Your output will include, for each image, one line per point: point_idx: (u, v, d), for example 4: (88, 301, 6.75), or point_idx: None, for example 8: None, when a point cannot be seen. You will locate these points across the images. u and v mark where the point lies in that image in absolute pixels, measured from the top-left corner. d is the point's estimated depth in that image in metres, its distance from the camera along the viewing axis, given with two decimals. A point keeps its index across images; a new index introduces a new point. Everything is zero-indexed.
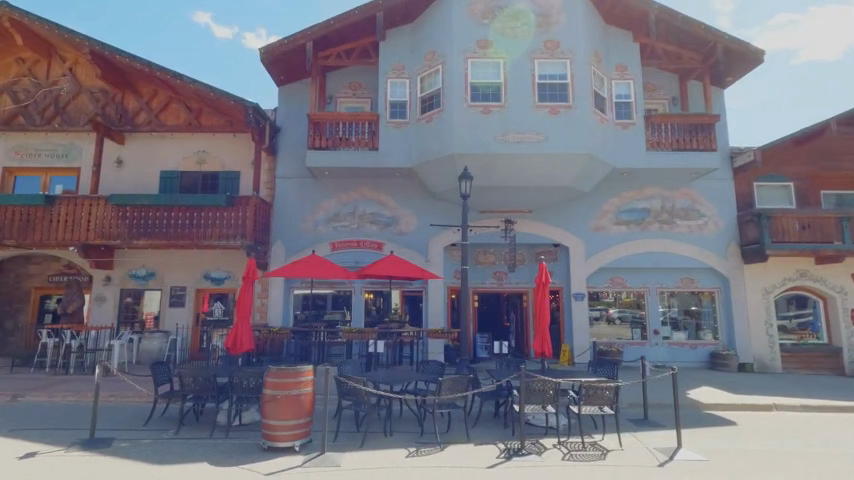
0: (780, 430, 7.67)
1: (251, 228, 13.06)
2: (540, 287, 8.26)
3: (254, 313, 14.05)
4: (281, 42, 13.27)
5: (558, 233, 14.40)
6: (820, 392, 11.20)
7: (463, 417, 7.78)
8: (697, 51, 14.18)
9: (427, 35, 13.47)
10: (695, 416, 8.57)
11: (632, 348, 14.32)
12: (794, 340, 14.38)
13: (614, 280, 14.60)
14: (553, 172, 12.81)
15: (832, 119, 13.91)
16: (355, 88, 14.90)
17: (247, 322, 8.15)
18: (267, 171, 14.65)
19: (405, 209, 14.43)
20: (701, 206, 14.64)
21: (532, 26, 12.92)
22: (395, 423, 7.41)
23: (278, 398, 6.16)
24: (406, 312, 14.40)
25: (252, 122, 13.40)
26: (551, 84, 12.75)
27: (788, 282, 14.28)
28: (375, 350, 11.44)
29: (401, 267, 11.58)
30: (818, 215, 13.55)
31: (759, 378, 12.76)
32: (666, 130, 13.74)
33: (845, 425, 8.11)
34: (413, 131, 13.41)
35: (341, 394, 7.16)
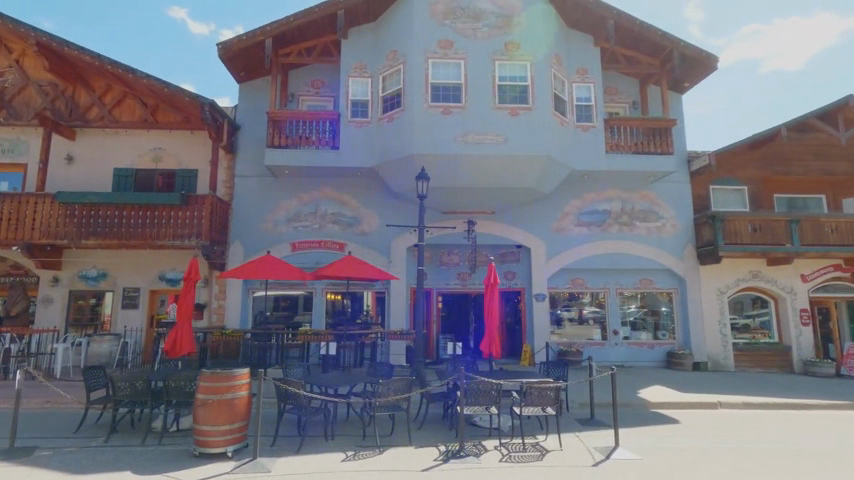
0: (720, 428, 7.85)
1: (207, 228, 12.72)
2: (489, 288, 8.23)
3: (210, 315, 13.70)
4: (239, 38, 12.99)
5: (520, 234, 14.50)
6: (766, 389, 11.55)
7: (409, 419, 7.70)
8: (655, 57, 14.50)
9: (389, 34, 13.39)
10: (643, 415, 8.71)
11: (591, 348, 14.52)
12: (747, 339, 14.77)
13: (575, 281, 14.78)
14: (513, 173, 12.88)
15: (782, 125, 14.38)
16: (318, 86, 14.70)
17: (189, 324, 7.89)
18: (226, 170, 14.33)
19: (368, 209, 14.28)
20: (659, 208, 14.93)
21: (493, 27, 12.96)
22: (338, 427, 7.29)
23: (210, 403, 5.97)
24: (378, 313, 14.27)
25: (208, 119, 13.06)
26: (512, 85, 12.82)
27: (741, 283, 14.70)
28: (330, 352, 11.29)
29: (358, 268, 11.43)
30: (769, 218, 13.98)
31: (712, 377, 13.07)
32: (624, 133, 13.97)
33: (783, 421, 8.34)
34: (374, 130, 13.30)
35: (282, 398, 6.90)
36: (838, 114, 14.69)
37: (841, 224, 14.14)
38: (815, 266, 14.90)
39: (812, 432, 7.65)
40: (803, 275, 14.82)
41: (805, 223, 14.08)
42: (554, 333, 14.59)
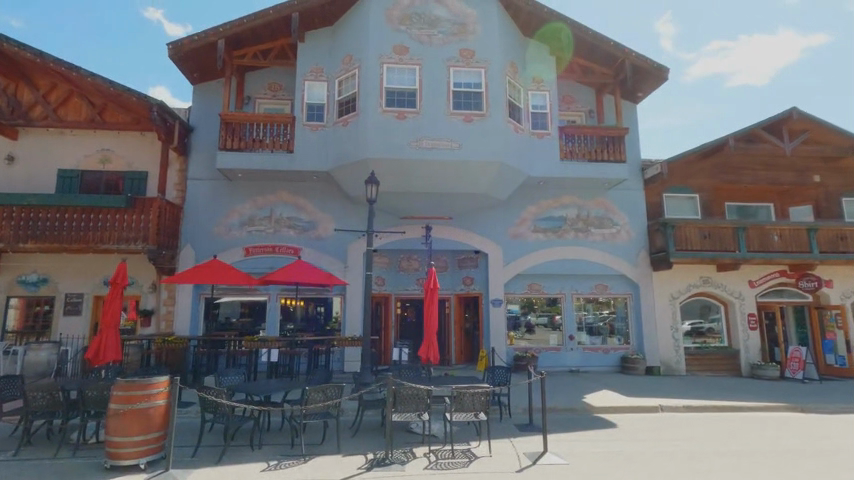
0: (655, 431, 7.96)
1: (154, 232, 12.34)
2: (428, 293, 8.17)
3: (159, 321, 13.29)
4: (191, 38, 12.74)
5: (478, 239, 14.54)
6: (710, 393, 11.80)
7: (344, 427, 7.55)
8: (609, 67, 14.83)
9: (345, 38, 13.33)
10: (583, 420, 8.78)
11: (547, 354, 14.64)
12: (698, 343, 15.09)
13: (531, 287, 14.89)
14: (468, 179, 12.93)
15: (730, 136, 14.86)
16: (275, 89, 14.51)
17: (115, 331, 7.60)
18: (178, 172, 14.01)
19: (324, 214, 14.10)
20: (614, 214, 15.21)
21: (449, 34, 13.05)
22: (267, 436, 7.12)
23: (122, 413, 5.71)
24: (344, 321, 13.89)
25: (157, 120, 12.69)
26: (466, 92, 12.90)
27: (693, 289, 15.03)
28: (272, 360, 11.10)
29: (307, 273, 11.24)
30: (718, 225, 14.37)
31: (662, 381, 13.29)
32: (580, 141, 14.18)
33: (717, 424, 8.50)
34: (329, 134, 13.18)
35: (205, 406, 6.67)
36: (783, 126, 15.27)
37: (785, 231, 14.63)
38: (762, 272, 15.38)
39: (742, 434, 7.81)
40: (751, 281, 15.27)
41: (751, 230, 14.53)
42: (510, 339, 14.64)
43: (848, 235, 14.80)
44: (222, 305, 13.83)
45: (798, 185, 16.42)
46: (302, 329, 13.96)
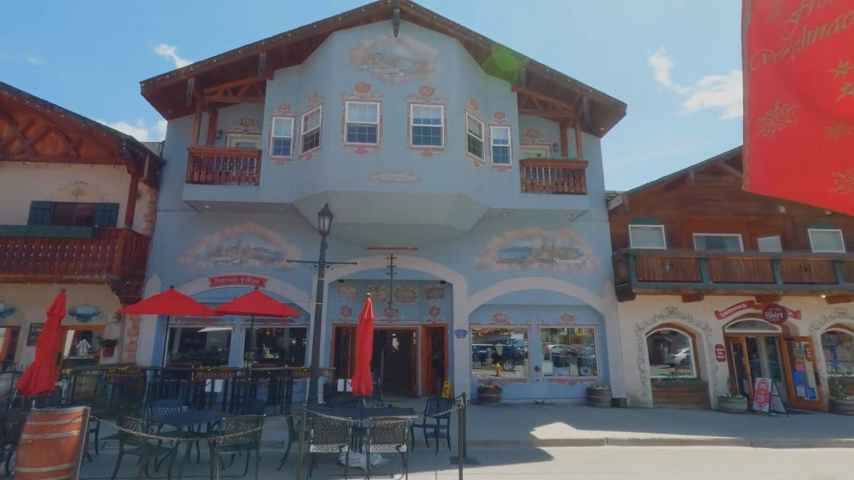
0: (589, 464, 7.92)
1: (118, 262, 12.58)
2: (363, 323, 8.29)
3: (122, 351, 13.38)
4: (163, 77, 13.39)
5: (442, 270, 14.74)
6: (668, 426, 11.64)
7: (271, 459, 7.54)
8: (569, 103, 15.36)
9: (312, 75, 13.93)
10: (524, 452, 8.74)
11: (513, 386, 14.52)
12: (666, 374, 15.00)
13: (497, 317, 14.92)
14: (428, 211, 13.19)
15: (690, 168, 15.22)
16: (246, 124, 15.07)
17: (48, 362, 7.81)
18: (148, 204, 14.38)
19: (290, 244, 14.36)
20: (579, 245, 15.38)
21: (410, 72, 13.62)
22: (191, 468, 7.14)
23: (32, 443, 5.77)
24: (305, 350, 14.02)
25: (126, 154, 13.15)
26: (426, 127, 13.34)
27: (658, 319, 15.04)
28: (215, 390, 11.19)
29: (264, 304, 11.42)
30: (680, 256, 14.46)
31: (624, 413, 13.17)
32: (542, 174, 14.52)
33: (656, 457, 8.44)
34: (294, 167, 13.57)
35: (123, 437, 6.75)
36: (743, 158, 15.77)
37: (749, 262, 14.69)
38: (728, 303, 15.37)
39: (675, 469, 7.75)
40: (717, 311, 15.26)
41: (714, 261, 14.60)
42: (498, 370, 14.68)
43: (811, 266, 14.78)
44: (195, 335, 13.96)
45: (763, 216, 16.56)
46: (273, 358, 14.00)
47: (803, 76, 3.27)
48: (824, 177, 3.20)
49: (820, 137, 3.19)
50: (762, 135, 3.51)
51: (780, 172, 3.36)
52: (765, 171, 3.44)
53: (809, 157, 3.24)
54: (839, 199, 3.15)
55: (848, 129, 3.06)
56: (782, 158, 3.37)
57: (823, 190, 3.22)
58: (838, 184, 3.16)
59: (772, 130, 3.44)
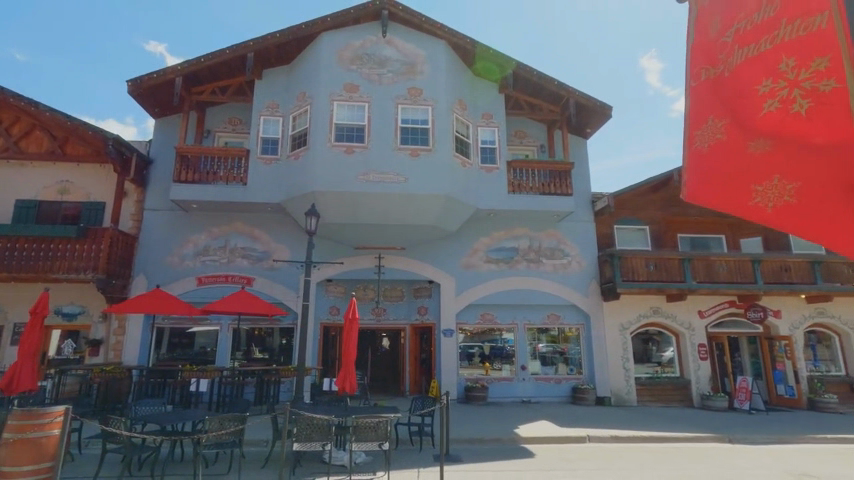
0: (570, 461, 8.07)
1: (104, 261, 12.52)
2: (348, 323, 8.35)
3: (107, 351, 13.32)
4: (150, 75, 13.34)
5: (430, 270, 14.85)
6: (650, 424, 11.85)
7: (255, 457, 7.60)
8: (556, 105, 15.53)
9: (300, 75, 13.96)
10: (507, 449, 8.86)
11: (499, 385, 14.67)
12: (650, 373, 15.24)
13: (484, 317, 15.05)
14: (415, 212, 13.28)
15: (674, 170, 15.46)
16: (234, 123, 15.06)
17: (30, 362, 7.80)
18: (135, 203, 14.33)
19: (278, 244, 14.37)
20: (565, 245, 15.56)
21: (397, 73, 13.70)
22: (174, 467, 7.18)
23: (11, 443, 5.76)
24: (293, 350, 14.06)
25: (112, 153, 13.09)
26: (413, 128, 13.43)
27: (642, 318, 15.27)
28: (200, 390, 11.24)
29: (250, 304, 11.44)
30: (664, 256, 14.68)
31: (607, 411, 13.37)
32: (529, 175, 14.68)
33: (636, 454, 8.61)
34: (282, 167, 13.59)
35: (105, 436, 6.77)
36: None
37: (731, 262, 14.96)
38: (711, 302, 15.63)
39: (652, 465, 7.91)
40: (700, 311, 15.51)
41: (697, 262, 14.84)
42: (487, 369, 14.83)
43: (791, 267, 15.08)
44: (181, 334, 13.93)
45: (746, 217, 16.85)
46: (264, 358, 14.04)
47: (742, 92, 3.16)
48: (745, 189, 2.95)
49: (745, 152, 3.02)
50: (695, 149, 3.35)
51: (713, 185, 3.14)
52: (701, 181, 3.20)
53: (739, 168, 3.03)
54: (756, 211, 2.87)
55: (775, 143, 2.88)
56: (712, 170, 3.16)
57: (744, 203, 2.93)
58: (757, 196, 2.89)
59: (704, 144, 3.31)
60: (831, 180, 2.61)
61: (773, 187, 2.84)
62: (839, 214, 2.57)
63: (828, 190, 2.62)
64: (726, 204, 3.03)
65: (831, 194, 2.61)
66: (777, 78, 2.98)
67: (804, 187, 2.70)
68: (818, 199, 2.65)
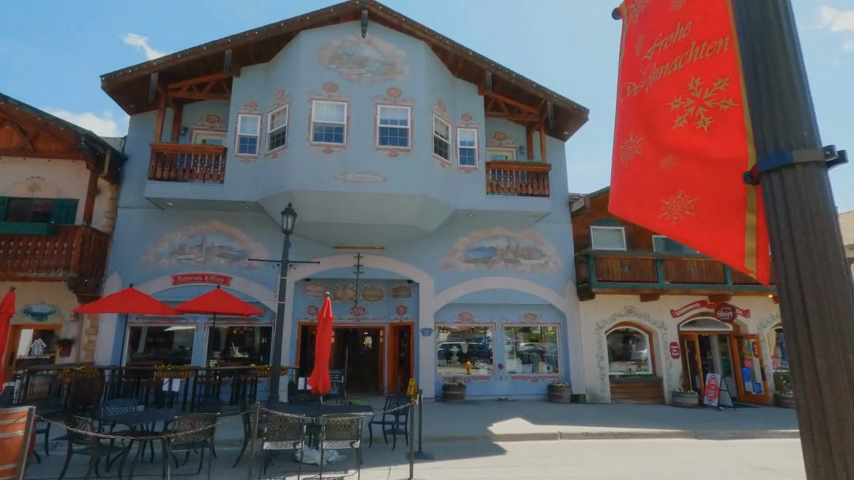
0: (540, 457, 8.25)
1: (76, 260, 12.28)
2: (322, 322, 8.41)
3: (79, 351, 13.08)
4: (124, 71, 13.12)
5: (409, 269, 14.94)
6: (621, 420, 12.15)
7: (226, 457, 7.59)
8: (535, 107, 15.76)
9: (279, 74, 13.91)
10: (479, 446, 9.01)
11: (476, 383, 14.83)
12: (624, 371, 15.57)
13: (462, 315, 15.20)
14: (394, 211, 13.34)
15: None
16: (212, 121, 14.92)
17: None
18: (109, 200, 14.09)
19: (256, 243, 14.29)
20: (542, 245, 15.80)
21: (377, 73, 13.73)
22: (143, 467, 7.14)
23: None
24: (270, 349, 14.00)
25: (85, 149, 12.84)
26: (393, 128, 13.49)
27: (617, 317, 15.60)
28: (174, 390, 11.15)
29: (226, 303, 11.38)
30: (638, 257, 15.01)
31: (581, 409, 13.64)
32: (508, 176, 14.87)
33: (604, 450, 8.83)
34: (260, 166, 13.52)
35: (72, 437, 6.69)
36: None
37: (702, 263, 15.38)
38: (683, 302, 16.05)
39: (619, 460, 8.13)
40: (673, 310, 15.90)
41: (670, 262, 15.19)
42: (467, 368, 14.99)
43: None
44: (156, 334, 13.75)
45: None
46: (242, 357, 13.96)
47: (650, 104, 2.94)
48: (651, 204, 2.74)
49: (655, 165, 2.79)
50: (615, 163, 3.12)
51: (622, 200, 2.94)
52: (618, 195, 2.98)
53: (648, 182, 2.80)
54: (663, 226, 2.67)
55: (681, 158, 2.68)
56: (627, 183, 2.95)
57: (652, 218, 2.72)
58: (664, 210, 2.68)
59: (622, 157, 3.05)
60: (731, 195, 2.42)
61: (676, 202, 2.63)
62: (737, 230, 2.39)
63: (728, 205, 2.42)
64: (634, 219, 2.81)
65: (732, 209, 2.41)
66: (685, 89, 2.73)
67: (706, 202, 2.50)
68: (719, 215, 2.45)
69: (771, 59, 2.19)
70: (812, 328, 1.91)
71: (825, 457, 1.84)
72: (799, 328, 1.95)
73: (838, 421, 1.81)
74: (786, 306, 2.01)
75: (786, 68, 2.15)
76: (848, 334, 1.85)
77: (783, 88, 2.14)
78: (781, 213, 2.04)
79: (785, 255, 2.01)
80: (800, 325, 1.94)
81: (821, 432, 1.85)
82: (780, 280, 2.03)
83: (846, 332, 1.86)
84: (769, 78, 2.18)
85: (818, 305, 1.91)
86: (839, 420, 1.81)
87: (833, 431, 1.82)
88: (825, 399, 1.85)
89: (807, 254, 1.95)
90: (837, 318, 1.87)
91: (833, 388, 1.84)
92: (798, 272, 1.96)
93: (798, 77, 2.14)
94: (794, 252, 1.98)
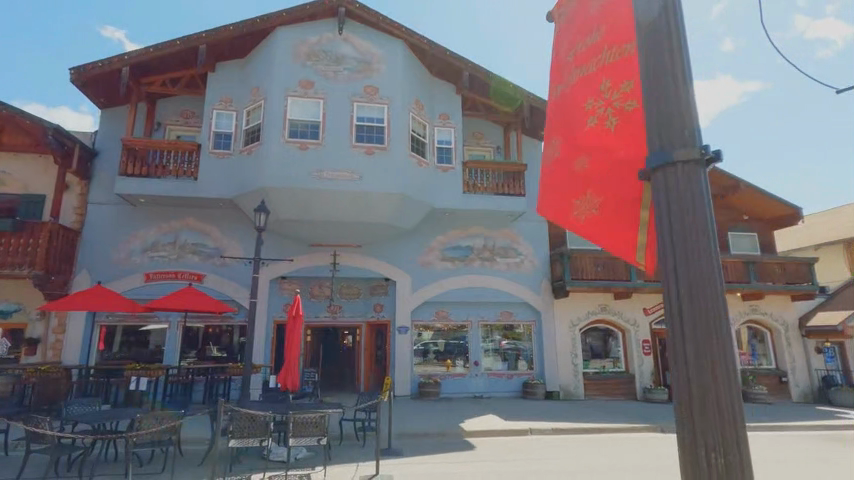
0: (508, 452, 8.38)
1: (42, 256, 11.99)
2: (291, 320, 8.41)
3: (46, 350, 12.78)
4: (94, 64, 12.84)
5: (386, 267, 14.96)
6: (592, 416, 12.38)
7: (192, 456, 7.52)
8: (512, 107, 15.93)
9: (255, 70, 13.78)
10: (450, 442, 9.10)
11: (452, 381, 14.94)
12: (597, 368, 15.83)
13: (438, 313, 15.29)
14: (369, 209, 13.33)
15: None
16: (187, 116, 14.70)
17: None
18: (78, 196, 13.80)
19: (230, 240, 14.14)
20: (519, 244, 15.98)
21: (354, 71, 13.70)
22: (106, 467, 7.03)
23: None
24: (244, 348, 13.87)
25: (52, 143, 12.54)
26: (369, 126, 13.49)
27: (591, 315, 15.86)
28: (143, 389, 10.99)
29: (198, 301, 11.25)
30: (611, 256, 15.26)
31: (554, 405, 13.85)
32: (484, 175, 15.00)
33: (572, 445, 9.00)
34: (234, 162, 13.38)
35: (30, 437, 6.55)
36: None
37: None
38: (655, 300, 16.41)
39: (585, 455, 8.31)
40: (645, 308, 16.24)
41: None
42: (447, 365, 15.08)
43: (729, 266, 15.91)
44: (127, 333, 13.51)
45: None
46: (221, 356, 13.82)
47: (569, 106, 3.01)
48: (566, 203, 2.84)
49: (571, 165, 2.88)
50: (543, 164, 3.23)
51: (546, 200, 3.05)
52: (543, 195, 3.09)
53: (565, 182, 2.90)
54: (574, 224, 2.77)
55: (591, 157, 2.74)
56: (549, 184, 3.05)
57: (566, 217, 2.83)
58: (575, 208, 2.78)
59: (547, 157, 3.17)
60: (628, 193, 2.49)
61: (586, 200, 2.72)
62: (631, 227, 2.46)
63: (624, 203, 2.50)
64: (553, 218, 2.92)
65: (628, 207, 2.48)
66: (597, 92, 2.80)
67: (608, 201, 2.58)
68: (617, 212, 2.53)
69: (654, 61, 2.20)
70: (685, 316, 1.90)
71: (688, 438, 1.84)
72: (675, 312, 1.95)
73: (701, 400, 1.81)
74: (666, 293, 2.00)
75: (666, 67, 2.15)
76: (716, 320, 1.86)
77: (663, 87, 2.14)
78: (661, 202, 2.03)
79: (666, 244, 1.99)
80: (676, 311, 1.93)
81: (689, 415, 1.85)
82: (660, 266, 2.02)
83: (714, 317, 1.86)
84: (652, 79, 2.19)
85: (691, 290, 1.89)
86: (703, 403, 1.81)
87: (698, 413, 1.82)
88: (693, 381, 1.84)
89: (682, 241, 1.95)
90: (708, 307, 1.86)
91: (700, 373, 1.83)
92: (674, 259, 1.95)
93: (680, 75, 2.13)
94: (671, 239, 1.98)
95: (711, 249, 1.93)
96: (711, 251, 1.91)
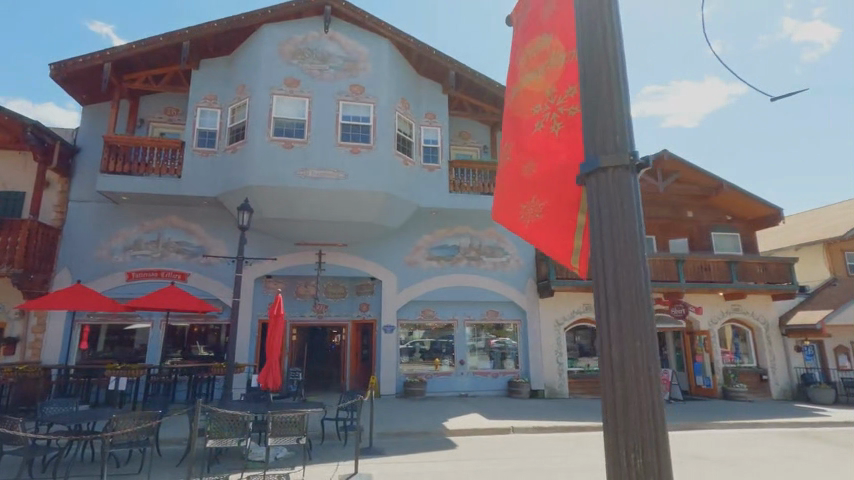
0: (488, 451, 8.43)
1: (21, 255, 11.80)
2: (273, 320, 8.40)
3: (25, 350, 12.59)
4: (75, 60, 12.65)
5: (371, 266, 14.95)
6: (575, 414, 12.50)
7: (170, 457, 7.46)
8: (498, 107, 15.99)
9: (240, 67, 13.68)
10: (432, 441, 9.14)
11: (438, 380, 14.98)
12: (582, 367, 15.96)
13: (424, 313, 15.32)
14: (355, 208, 13.30)
15: None
16: (170, 113, 14.55)
17: None
18: (59, 193, 13.59)
19: (215, 239, 14.04)
20: (505, 244, 16.06)
21: (340, 70, 13.66)
22: (81, 468, 6.95)
23: None
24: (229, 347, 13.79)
25: (31, 140, 12.34)
26: (355, 125, 13.45)
27: (576, 314, 15.98)
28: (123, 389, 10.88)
29: (180, 299, 11.16)
30: None
31: (539, 404, 13.96)
32: (471, 175, 15.04)
33: (553, 443, 9.09)
34: (218, 160, 13.28)
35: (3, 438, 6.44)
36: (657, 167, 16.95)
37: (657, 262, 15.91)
38: None
39: (564, 453, 8.40)
40: None
41: None
42: (434, 365, 15.11)
43: (712, 266, 16.13)
44: (109, 332, 13.35)
45: (675, 219, 17.99)
46: (208, 356, 13.71)
47: (521, 111, 3.05)
48: (513, 206, 2.88)
49: (520, 170, 2.92)
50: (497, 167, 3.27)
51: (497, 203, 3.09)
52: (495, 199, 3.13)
53: (515, 186, 2.94)
54: (519, 227, 2.81)
55: (537, 163, 2.78)
56: (501, 188, 3.09)
57: (513, 220, 2.87)
58: (521, 212, 2.82)
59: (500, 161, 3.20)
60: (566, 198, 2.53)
61: (531, 205, 2.76)
62: (569, 231, 2.50)
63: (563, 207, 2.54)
64: (502, 220, 2.95)
65: (567, 211, 2.52)
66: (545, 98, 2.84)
67: (550, 205, 2.62)
68: (556, 217, 2.57)
69: (590, 68, 2.23)
70: (612, 319, 1.91)
71: (612, 440, 1.86)
72: (604, 315, 1.96)
73: (625, 404, 1.83)
74: (597, 296, 2.02)
75: (599, 75, 2.18)
76: (642, 324, 1.88)
77: (597, 93, 2.17)
78: (594, 207, 2.05)
79: (598, 249, 2.01)
80: (604, 314, 1.94)
81: (613, 416, 1.87)
82: (591, 270, 2.04)
83: (639, 322, 1.88)
84: (587, 86, 2.21)
85: (619, 294, 1.91)
86: (626, 405, 1.83)
87: (621, 413, 1.84)
88: (617, 384, 1.86)
89: (612, 246, 1.96)
90: (634, 311, 1.88)
91: (625, 375, 1.85)
92: (604, 263, 1.97)
93: (613, 83, 2.16)
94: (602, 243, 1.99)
95: (639, 253, 1.95)
96: (639, 256, 1.94)
